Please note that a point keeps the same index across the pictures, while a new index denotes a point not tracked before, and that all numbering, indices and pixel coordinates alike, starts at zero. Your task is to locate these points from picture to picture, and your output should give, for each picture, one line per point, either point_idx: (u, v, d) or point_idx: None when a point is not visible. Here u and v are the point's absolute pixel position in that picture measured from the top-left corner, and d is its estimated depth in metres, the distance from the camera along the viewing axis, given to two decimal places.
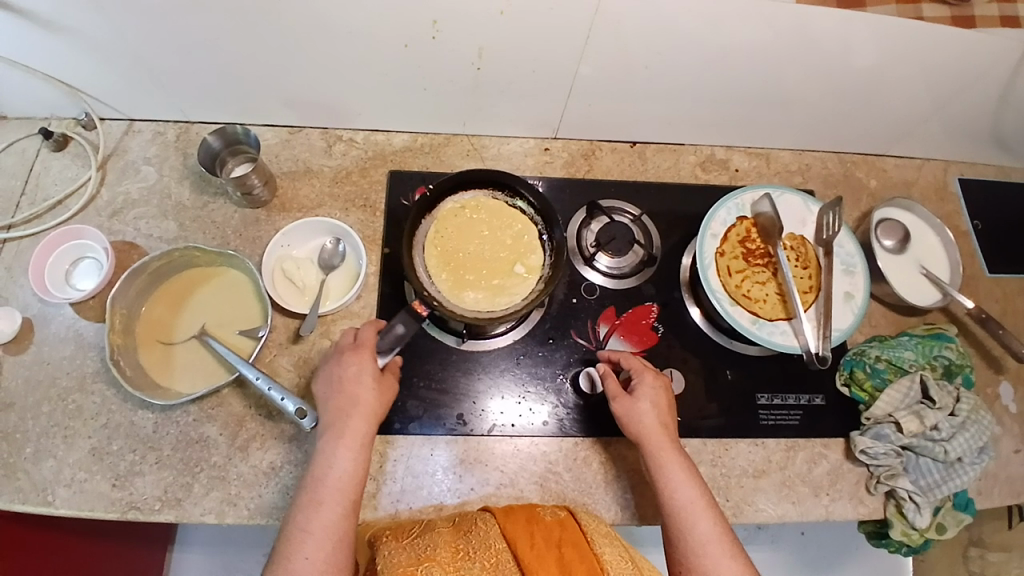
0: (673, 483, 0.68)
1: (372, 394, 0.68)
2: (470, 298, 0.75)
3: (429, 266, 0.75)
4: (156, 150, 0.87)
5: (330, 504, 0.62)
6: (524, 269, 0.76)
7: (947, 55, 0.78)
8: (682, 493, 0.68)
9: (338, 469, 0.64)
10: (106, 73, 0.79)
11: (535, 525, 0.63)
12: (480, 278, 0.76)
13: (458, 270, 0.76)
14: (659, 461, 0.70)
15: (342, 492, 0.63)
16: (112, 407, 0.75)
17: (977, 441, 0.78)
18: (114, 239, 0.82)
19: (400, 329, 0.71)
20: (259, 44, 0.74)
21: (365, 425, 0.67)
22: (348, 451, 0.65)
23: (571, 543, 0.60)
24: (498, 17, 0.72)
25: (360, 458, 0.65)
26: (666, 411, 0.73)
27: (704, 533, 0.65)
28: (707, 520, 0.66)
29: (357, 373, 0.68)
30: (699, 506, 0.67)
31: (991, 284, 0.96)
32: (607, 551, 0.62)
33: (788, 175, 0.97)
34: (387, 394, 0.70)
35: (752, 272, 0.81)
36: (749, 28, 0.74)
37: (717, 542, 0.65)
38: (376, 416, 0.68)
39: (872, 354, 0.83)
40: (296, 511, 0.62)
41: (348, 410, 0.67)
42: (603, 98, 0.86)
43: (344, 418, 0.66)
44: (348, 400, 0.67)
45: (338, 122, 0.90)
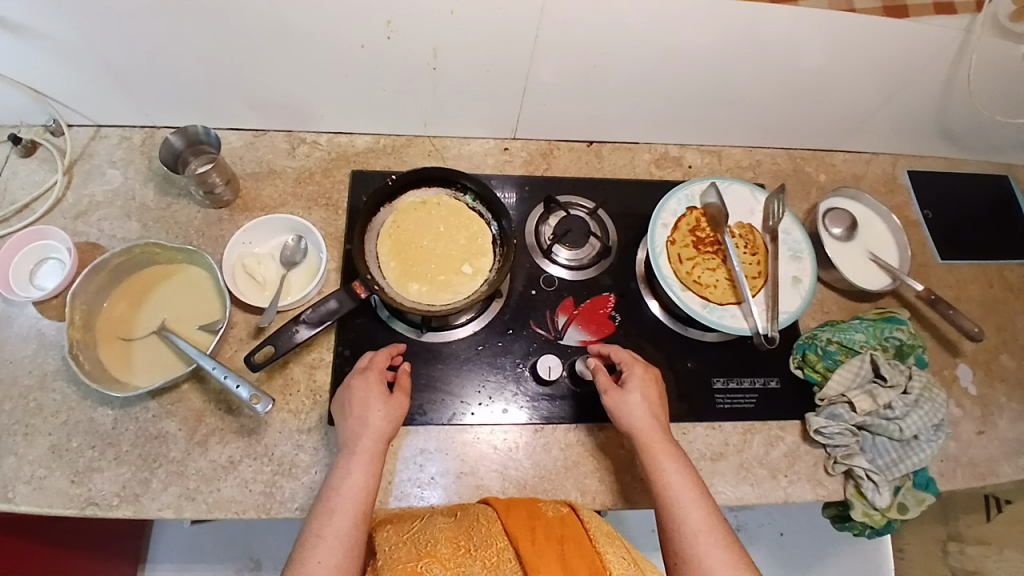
0: (666, 474, 0.69)
1: (381, 415, 0.70)
2: (413, 289, 0.77)
3: (380, 254, 0.78)
4: (122, 155, 0.89)
5: (344, 514, 0.63)
6: (471, 269, 0.78)
7: (879, 47, 0.82)
8: (675, 483, 0.68)
9: (351, 481, 0.65)
10: (73, 78, 0.81)
11: (537, 520, 0.63)
12: (426, 271, 0.78)
13: (407, 263, 0.78)
14: (651, 453, 0.70)
15: (359, 504, 0.64)
16: (73, 404, 0.75)
17: (931, 418, 0.80)
18: (79, 240, 0.83)
19: (333, 305, 0.72)
20: (220, 47, 0.77)
21: (377, 445, 0.68)
22: (361, 466, 0.66)
23: (573, 540, 0.61)
24: (449, 17, 0.75)
25: (372, 471, 0.67)
26: (657, 403, 0.74)
27: (697, 523, 0.65)
28: (699, 508, 0.66)
29: (365, 395, 0.71)
30: (692, 495, 0.67)
31: (942, 270, 0.99)
32: (609, 550, 0.62)
33: (740, 170, 1.00)
34: (396, 413, 0.71)
35: (702, 259, 0.83)
36: (691, 25, 0.78)
37: (710, 532, 0.65)
38: (387, 435, 0.70)
39: (824, 337, 0.85)
40: (311, 521, 0.63)
41: (359, 431, 0.69)
42: (557, 98, 0.89)
43: (357, 439, 0.69)
44: (360, 421, 0.69)
45: (301, 125, 0.92)
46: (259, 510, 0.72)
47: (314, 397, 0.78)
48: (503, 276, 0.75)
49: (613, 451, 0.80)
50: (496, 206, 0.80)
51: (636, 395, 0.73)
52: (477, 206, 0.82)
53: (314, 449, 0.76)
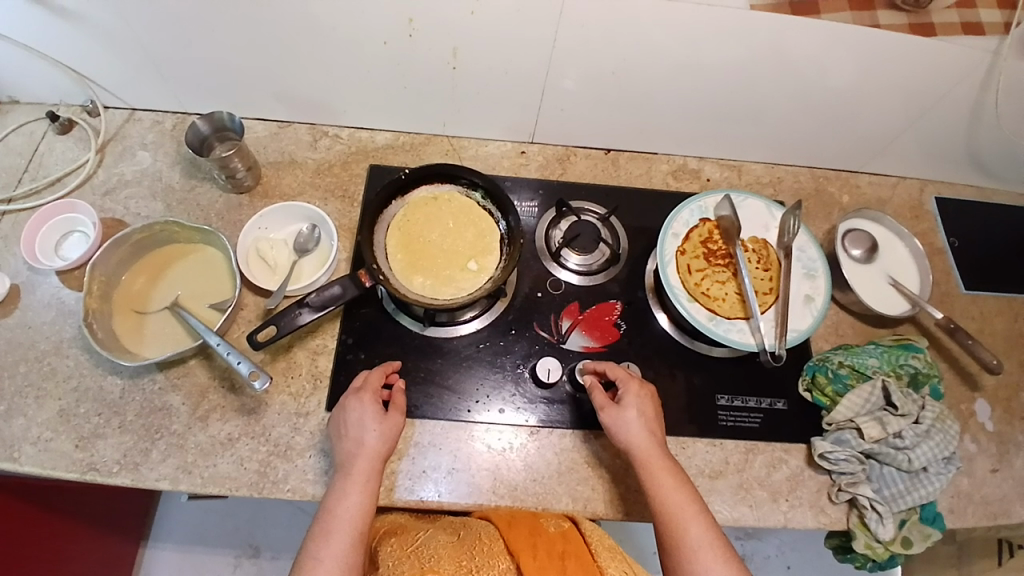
0: (663, 492, 0.66)
1: (376, 436, 0.70)
2: (418, 282, 0.77)
3: (388, 246, 0.79)
4: (153, 138, 0.93)
5: (339, 536, 0.63)
6: (476, 266, 0.79)
7: (907, 66, 0.81)
8: (672, 499, 0.66)
9: (348, 503, 0.65)
10: (112, 63, 0.85)
11: (539, 536, 0.67)
12: (432, 265, 0.79)
13: (414, 256, 0.79)
14: (647, 473, 0.68)
15: (354, 526, 0.64)
16: (84, 371, 0.78)
17: (942, 450, 0.77)
18: (105, 216, 0.87)
19: (336, 290, 0.73)
20: (251, 40, 0.80)
21: (372, 466, 0.68)
22: (357, 488, 0.67)
23: (574, 556, 0.64)
24: (469, 18, 0.76)
25: (368, 491, 0.67)
26: (653, 419, 0.72)
27: (698, 540, 0.63)
28: (699, 527, 0.64)
29: (360, 415, 0.71)
30: (690, 514, 0.65)
31: (967, 301, 0.95)
32: (610, 565, 0.65)
33: (760, 186, 0.99)
34: (392, 433, 0.71)
35: (712, 272, 0.82)
36: (713, 36, 0.77)
37: (711, 548, 0.63)
38: (383, 456, 0.70)
39: (836, 360, 0.82)
40: (309, 543, 0.63)
41: (355, 451, 0.69)
42: (576, 105, 0.90)
43: (352, 459, 0.69)
44: (355, 442, 0.69)
45: (325, 119, 0.95)
46: (251, 489, 0.73)
47: (314, 382, 0.79)
48: (507, 274, 0.75)
49: (608, 460, 0.79)
50: (507, 205, 0.80)
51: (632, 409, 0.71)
52: (488, 205, 0.83)
53: (310, 434, 0.76)
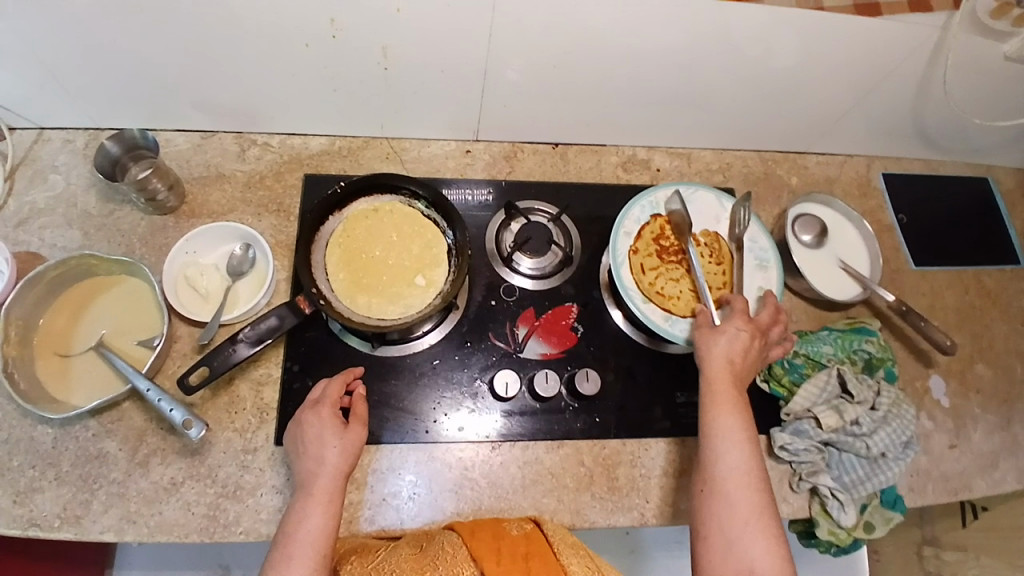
0: (717, 410, 0.67)
1: (336, 453, 0.67)
2: (363, 301, 0.74)
3: (328, 265, 0.75)
4: (66, 159, 0.86)
5: (302, 559, 0.60)
6: (425, 281, 0.75)
7: (853, 44, 0.78)
8: (722, 424, 0.66)
9: (310, 524, 0.62)
10: (4, 82, 0.77)
11: (502, 541, 0.62)
12: (376, 281, 0.75)
13: (357, 274, 0.75)
14: (707, 391, 0.68)
15: (317, 548, 0.61)
16: (13, 421, 0.74)
17: (900, 435, 0.78)
18: (18, 250, 0.81)
19: (273, 322, 0.69)
20: (157, 48, 0.73)
21: (333, 483, 0.66)
22: (318, 510, 0.64)
23: (538, 556, 0.60)
24: (396, 15, 0.71)
25: (332, 510, 0.64)
26: (743, 356, 0.70)
27: (732, 469, 0.63)
28: (740, 459, 0.64)
29: (318, 432, 0.68)
30: (735, 444, 0.65)
31: (918, 277, 0.96)
32: (572, 561, 0.62)
33: (709, 173, 0.97)
34: (353, 447, 0.68)
35: (665, 269, 0.80)
36: (654, 24, 0.74)
37: (746, 482, 0.62)
38: (345, 473, 0.67)
39: (791, 349, 0.82)
40: (270, 569, 0.60)
41: (315, 470, 0.66)
42: (519, 100, 0.86)
43: (312, 478, 0.66)
44: (314, 461, 0.67)
45: (251, 127, 0.88)
46: (201, 534, 0.70)
47: (260, 415, 0.75)
48: (455, 288, 0.72)
49: (571, 469, 0.78)
50: (451, 213, 0.77)
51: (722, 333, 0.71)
52: (432, 214, 0.79)
53: (260, 470, 0.73)
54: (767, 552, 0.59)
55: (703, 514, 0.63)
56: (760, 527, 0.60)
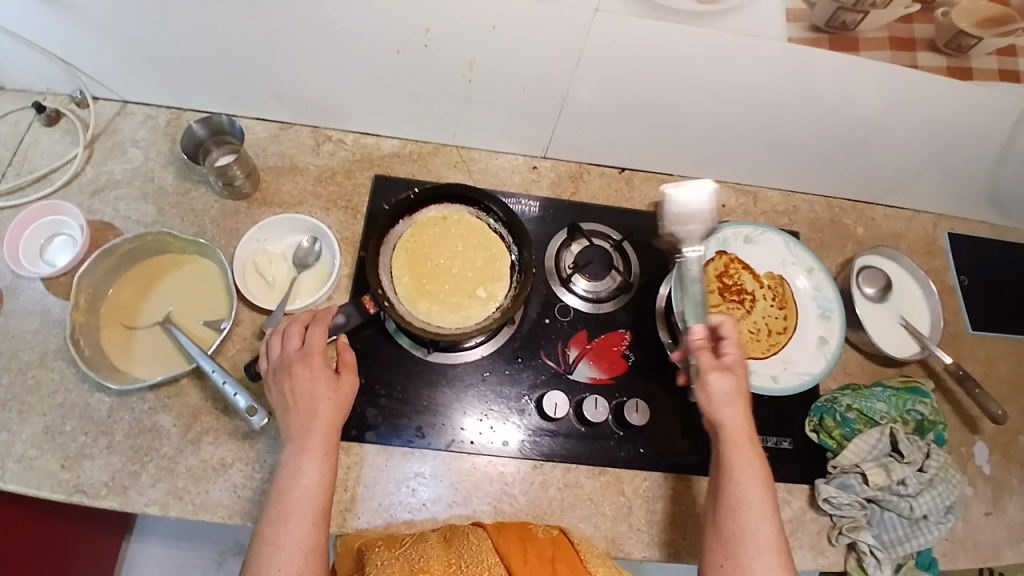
0: (738, 471, 0.66)
1: (330, 405, 0.66)
2: (424, 309, 0.74)
3: (393, 267, 0.76)
4: (146, 134, 0.88)
5: (300, 517, 0.60)
6: (485, 293, 0.76)
7: (940, 103, 0.77)
8: (751, 488, 0.65)
9: (305, 481, 0.62)
10: (102, 55, 0.80)
11: (527, 542, 0.63)
12: (439, 290, 0.75)
13: (421, 279, 0.76)
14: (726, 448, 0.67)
15: (314, 504, 0.62)
16: (70, 386, 0.75)
17: (943, 500, 0.77)
18: (92, 218, 0.83)
19: (341, 319, 0.71)
20: (253, 39, 0.75)
21: (327, 436, 0.65)
22: (314, 464, 0.63)
23: (564, 562, 0.61)
24: (490, 31, 0.71)
25: (326, 465, 0.64)
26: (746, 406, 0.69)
27: (760, 538, 0.63)
28: (767, 526, 0.63)
29: (311, 385, 0.66)
30: (761, 510, 0.64)
31: (974, 342, 0.94)
32: (598, 571, 0.62)
33: (775, 216, 0.96)
34: (346, 401, 0.67)
35: (727, 308, 0.81)
36: (741, 63, 0.73)
37: (772, 549, 0.62)
38: (338, 425, 0.66)
39: (844, 402, 0.81)
40: (265, 526, 0.60)
41: (308, 422, 0.64)
42: (594, 122, 0.86)
43: (304, 430, 0.64)
44: (307, 412, 0.65)
45: (327, 122, 0.90)
46: (245, 517, 0.72)
47: None
48: (518, 307, 0.72)
49: (610, 497, 0.77)
50: (520, 231, 0.78)
51: (728, 376, 0.68)
52: (499, 228, 0.80)
53: None
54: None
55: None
56: None
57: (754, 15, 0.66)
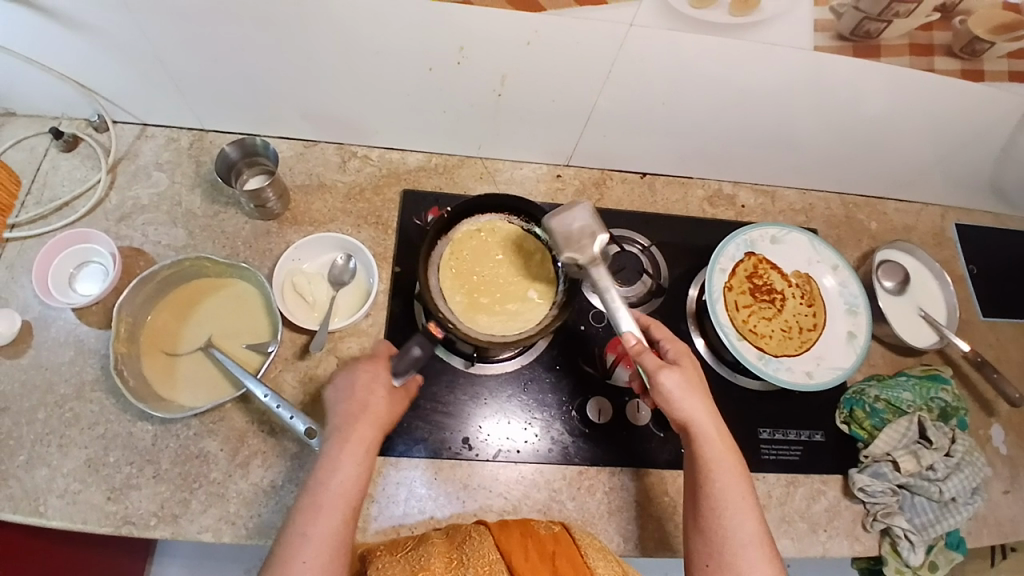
0: (717, 471, 0.64)
1: (382, 402, 0.65)
2: (482, 321, 0.75)
3: (443, 287, 0.76)
4: (169, 157, 0.87)
5: (331, 511, 0.59)
6: (537, 295, 0.77)
7: (953, 103, 0.80)
8: (729, 486, 0.63)
9: (341, 476, 0.60)
10: (125, 80, 0.79)
11: (526, 536, 0.61)
12: (492, 301, 0.76)
13: (472, 293, 0.76)
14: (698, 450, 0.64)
15: (346, 499, 0.60)
16: (111, 417, 0.74)
17: (970, 482, 0.80)
18: (121, 244, 0.82)
19: (415, 352, 0.68)
20: (283, 62, 0.75)
21: (373, 433, 0.63)
22: (353, 459, 0.61)
23: (564, 556, 0.59)
24: (525, 48, 0.72)
25: (365, 465, 0.62)
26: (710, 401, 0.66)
27: (745, 535, 0.61)
28: (747, 522, 0.62)
29: (368, 379, 0.66)
30: (739, 507, 0.63)
31: (985, 328, 0.98)
32: (601, 565, 0.60)
33: (793, 214, 0.99)
34: (398, 405, 0.67)
35: (758, 307, 0.84)
36: (766, 72, 0.75)
37: (757, 545, 0.61)
38: (385, 425, 0.65)
39: (872, 393, 0.84)
40: (295, 516, 0.59)
41: (356, 414, 0.63)
42: (619, 131, 0.87)
43: (353, 423, 0.63)
44: (358, 405, 0.64)
45: (353, 139, 0.90)
46: None
47: None
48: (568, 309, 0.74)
49: (653, 497, 0.80)
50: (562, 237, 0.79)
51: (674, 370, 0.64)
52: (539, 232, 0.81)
53: None
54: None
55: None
56: None
57: (781, 28, 0.68)
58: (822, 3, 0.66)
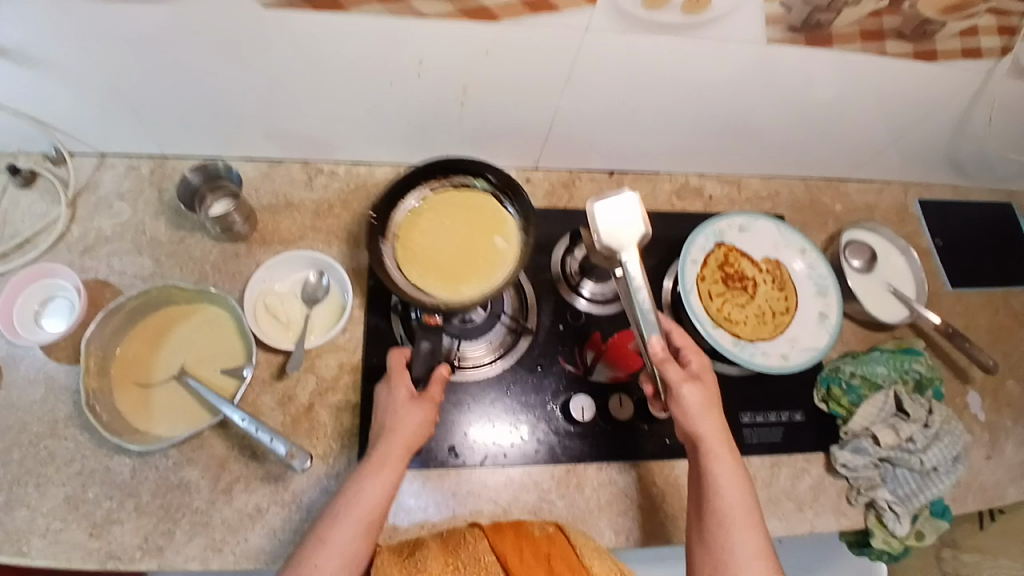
0: (721, 479, 0.65)
1: (414, 420, 0.65)
2: (472, 288, 0.73)
3: (413, 279, 0.73)
4: (130, 185, 0.86)
5: (353, 518, 0.60)
6: (497, 235, 0.76)
7: (904, 84, 0.83)
8: (731, 497, 0.64)
9: (368, 489, 0.61)
10: (78, 113, 0.77)
11: (523, 539, 0.62)
12: (470, 267, 0.74)
13: (441, 270, 0.74)
14: (704, 459, 0.65)
15: (372, 510, 0.60)
16: (87, 452, 0.72)
17: (951, 450, 0.82)
18: (87, 277, 0.80)
19: (427, 347, 0.70)
20: (240, 84, 0.74)
21: (401, 450, 0.63)
22: (381, 475, 0.62)
23: (560, 559, 0.60)
24: (484, 55, 0.72)
25: (392, 479, 0.62)
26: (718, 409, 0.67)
27: (744, 550, 0.62)
28: (749, 532, 0.63)
29: (400, 394, 0.67)
30: (743, 517, 0.64)
31: (952, 298, 1.01)
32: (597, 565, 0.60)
33: (758, 201, 1.01)
34: (430, 419, 0.66)
35: (731, 295, 0.85)
36: (723, 66, 0.76)
37: (756, 561, 0.62)
38: (415, 441, 0.65)
39: (847, 370, 0.86)
40: (322, 520, 0.61)
41: (389, 431, 0.64)
42: (584, 131, 0.88)
43: (386, 438, 0.64)
44: (393, 422, 0.65)
45: (318, 156, 0.89)
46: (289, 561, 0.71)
47: (341, 441, 0.76)
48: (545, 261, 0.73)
49: (644, 490, 0.80)
50: (507, 180, 0.77)
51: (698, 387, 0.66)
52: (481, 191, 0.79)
53: None
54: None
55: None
56: None
57: (737, 20, 0.70)
58: None
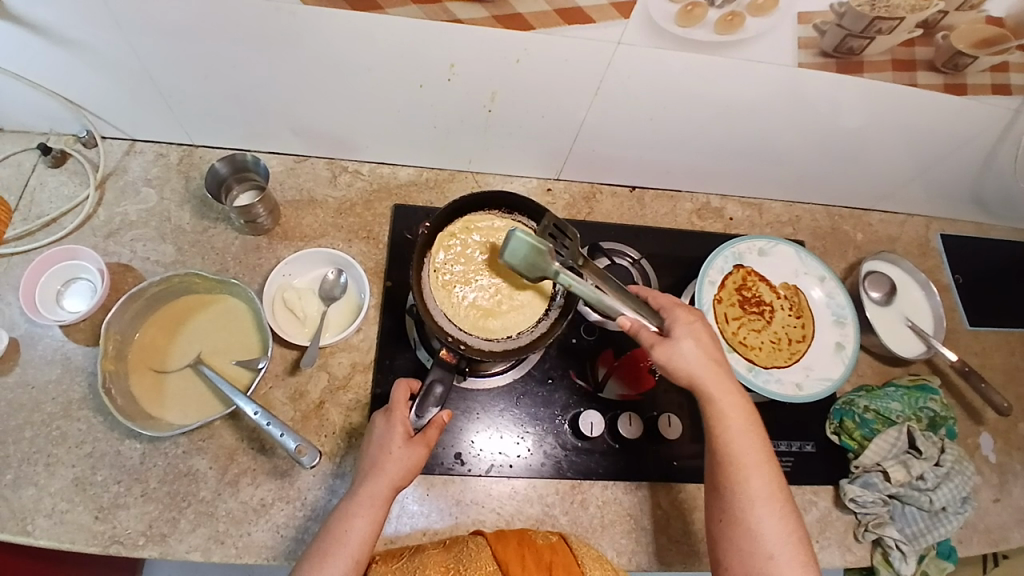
0: (728, 425, 0.64)
1: (401, 460, 0.64)
2: (489, 326, 0.74)
3: (446, 309, 0.74)
4: (158, 172, 0.87)
5: (334, 563, 0.58)
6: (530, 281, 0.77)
7: (933, 116, 0.82)
8: (739, 441, 0.63)
9: (350, 531, 0.60)
10: (113, 96, 0.78)
11: (525, 548, 0.61)
12: (496, 303, 0.76)
13: (475, 303, 0.75)
14: (711, 406, 0.64)
15: (353, 553, 0.59)
16: (99, 435, 0.73)
17: (960, 491, 0.81)
18: (110, 261, 0.81)
19: (439, 391, 0.67)
20: (270, 77, 0.74)
21: (384, 490, 0.62)
22: (364, 516, 0.61)
23: (562, 568, 0.59)
24: (514, 65, 0.72)
25: (374, 520, 0.61)
26: (714, 351, 0.66)
27: (756, 490, 0.61)
28: (760, 475, 0.62)
29: (387, 436, 0.65)
30: (754, 463, 0.62)
31: (970, 336, 1.00)
32: None
33: (779, 225, 1.01)
34: (417, 461, 0.65)
35: (747, 320, 0.85)
36: (752, 86, 0.76)
37: (769, 500, 0.61)
38: (400, 483, 0.64)
39: (861, 404, 0.85)
40: (303, 562, 0.59)
41: (373, 469, 0.63)
42: (608, 146, 0.88)
43: (370, 476, 0.63)
44: (379, 460, 0.64)
45: (343, 154, 0.90)
46: (289, 557, 0.71)
47: (348, 440, 0.76)
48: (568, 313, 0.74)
49: (649, 510, 0.80)
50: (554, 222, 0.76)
51: (680, 340, 0.65)
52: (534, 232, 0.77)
53: None
54: (796, 561, 0.59)
55: (727, 533, 0.61)
56: (794, 551, 0.59)
57: (766, 45, 0.69)
58: (806, 22, 0.66)
